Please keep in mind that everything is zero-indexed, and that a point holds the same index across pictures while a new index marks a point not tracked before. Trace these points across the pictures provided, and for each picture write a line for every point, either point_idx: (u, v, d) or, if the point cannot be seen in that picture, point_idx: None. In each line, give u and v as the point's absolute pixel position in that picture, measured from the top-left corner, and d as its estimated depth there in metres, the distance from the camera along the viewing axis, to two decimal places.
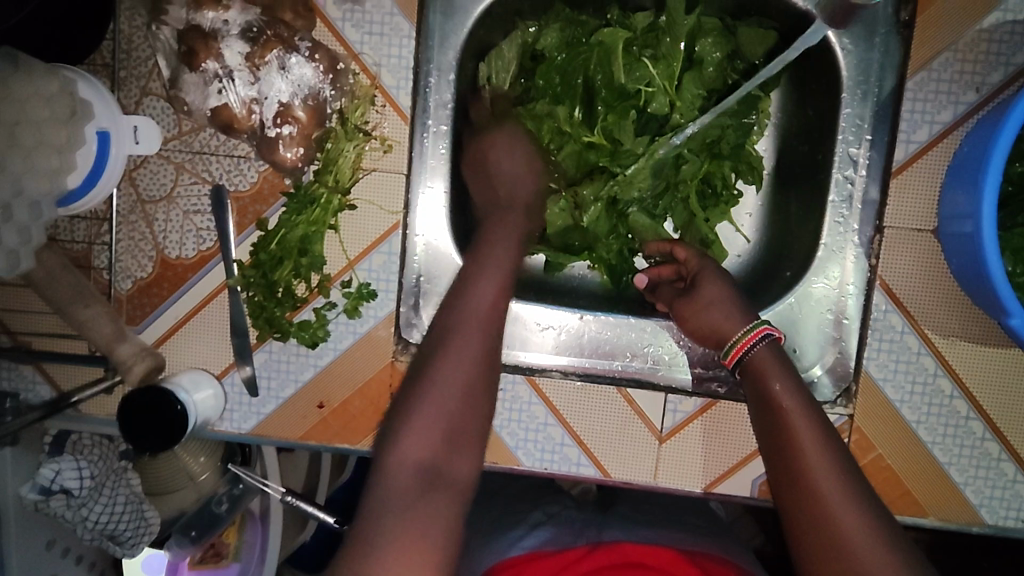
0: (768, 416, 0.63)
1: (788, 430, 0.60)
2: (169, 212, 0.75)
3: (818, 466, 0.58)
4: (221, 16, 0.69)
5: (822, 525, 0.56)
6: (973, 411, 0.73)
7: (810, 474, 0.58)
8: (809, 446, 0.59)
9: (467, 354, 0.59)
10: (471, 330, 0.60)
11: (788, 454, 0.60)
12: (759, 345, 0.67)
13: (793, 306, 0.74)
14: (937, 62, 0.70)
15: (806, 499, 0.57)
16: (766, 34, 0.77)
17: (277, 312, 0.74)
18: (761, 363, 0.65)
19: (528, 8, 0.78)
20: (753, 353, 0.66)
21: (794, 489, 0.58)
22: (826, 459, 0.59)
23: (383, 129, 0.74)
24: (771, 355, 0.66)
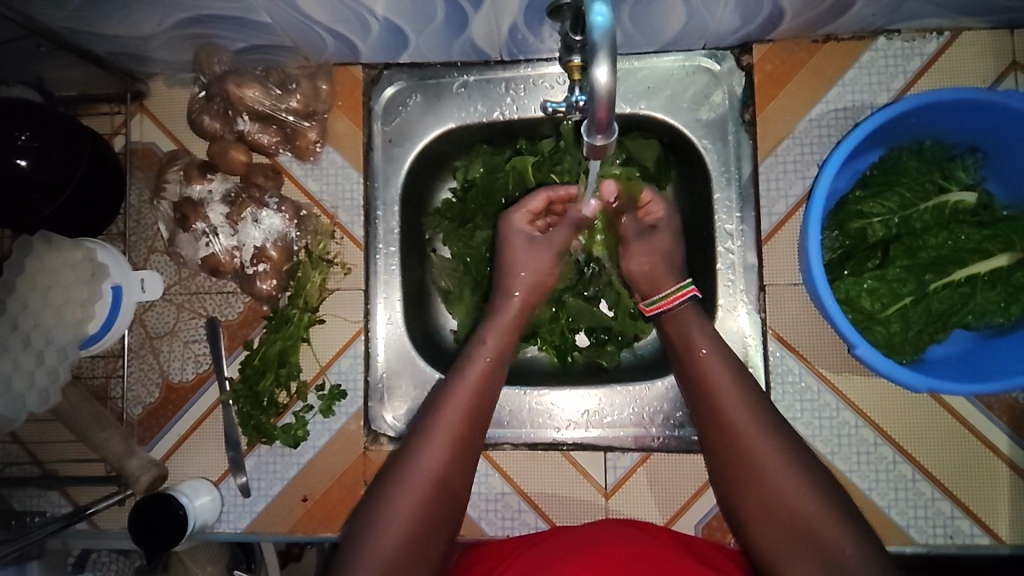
0: (707, 413, 0.73)
1: (727, 422, 0.70)
2: (172, 344, 0.90)
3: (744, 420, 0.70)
4: (206, 187, 0.87)
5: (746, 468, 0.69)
6: (879, 437, 0.81)
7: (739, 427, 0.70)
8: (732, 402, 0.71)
9: (470, 386, 0.76)
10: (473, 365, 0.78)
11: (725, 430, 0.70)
12: (681, 305, 0.81)
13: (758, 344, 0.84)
14: (781, 148, 0.86)
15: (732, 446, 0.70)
16: (648, 142, 0.91)
17: (264, 419, 0.86)
18: (680, 321, 0.79)
19: (454, 150, 0.96)
20: (673, 311, 0.80)
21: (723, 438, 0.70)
22: (749, 408, 0.71)
23: (343, 257, 0.90)
24: (692, 313, 0.79)
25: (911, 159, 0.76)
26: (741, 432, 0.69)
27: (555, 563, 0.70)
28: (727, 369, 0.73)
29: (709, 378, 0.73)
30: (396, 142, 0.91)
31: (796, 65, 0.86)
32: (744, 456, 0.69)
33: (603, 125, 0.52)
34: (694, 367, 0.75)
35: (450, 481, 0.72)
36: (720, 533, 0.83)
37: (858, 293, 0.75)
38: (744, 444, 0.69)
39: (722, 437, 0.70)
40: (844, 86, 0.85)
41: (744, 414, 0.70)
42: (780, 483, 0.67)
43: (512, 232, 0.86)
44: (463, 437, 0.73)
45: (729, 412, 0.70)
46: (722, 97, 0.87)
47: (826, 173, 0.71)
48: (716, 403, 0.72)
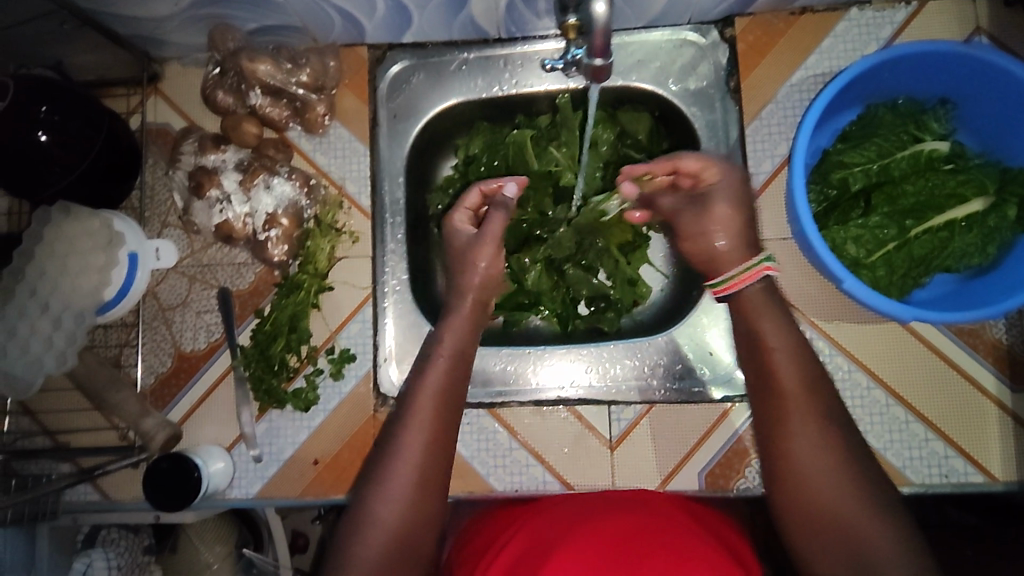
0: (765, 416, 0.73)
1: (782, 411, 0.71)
2: (184, 315, 0.93)
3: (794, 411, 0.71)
4: (220, 157, 0.90)
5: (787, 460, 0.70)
6: (871, 380, 0.84)
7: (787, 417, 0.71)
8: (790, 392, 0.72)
9: (441, 375, 0.78)
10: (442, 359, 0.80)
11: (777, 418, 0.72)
12: (757, 284, 0.79)
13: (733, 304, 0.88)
14: (765, 113, 0.91)
15: (779, 436, 0.71)
16: (639, 114, 0.97)
17: (275, 382, 0.89)
18: (749, 300, 0.79)
19: (456, 127, 1.01)
20: (750, 288, 0.79)
21: (773, 429, 0.72)
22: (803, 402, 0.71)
23: (351, 226, 0.93)
24: (762, 294, 0.79)
25: (886, 114, 0.81)
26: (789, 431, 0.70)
27: (566, 534, 0.70)
28: (791, 356, 0.74)
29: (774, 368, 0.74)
30: (400, 118, 0.95)
31: (775, 36, 0.92)
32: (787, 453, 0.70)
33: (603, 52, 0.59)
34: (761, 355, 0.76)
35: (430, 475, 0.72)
36: (723, 480, 0.85)
37: (845, 240, 0.80)
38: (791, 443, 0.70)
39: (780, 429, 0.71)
40: (822, 53, 0.91)
41: (802, 407, 0.71)
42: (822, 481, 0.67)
43: (455, 231, 0.90)
44: (436, 431, 0.74)
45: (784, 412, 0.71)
46: (709, 68, 0.93)
47: (805, 128, 0.75)
48: (781, 406, 0.72)
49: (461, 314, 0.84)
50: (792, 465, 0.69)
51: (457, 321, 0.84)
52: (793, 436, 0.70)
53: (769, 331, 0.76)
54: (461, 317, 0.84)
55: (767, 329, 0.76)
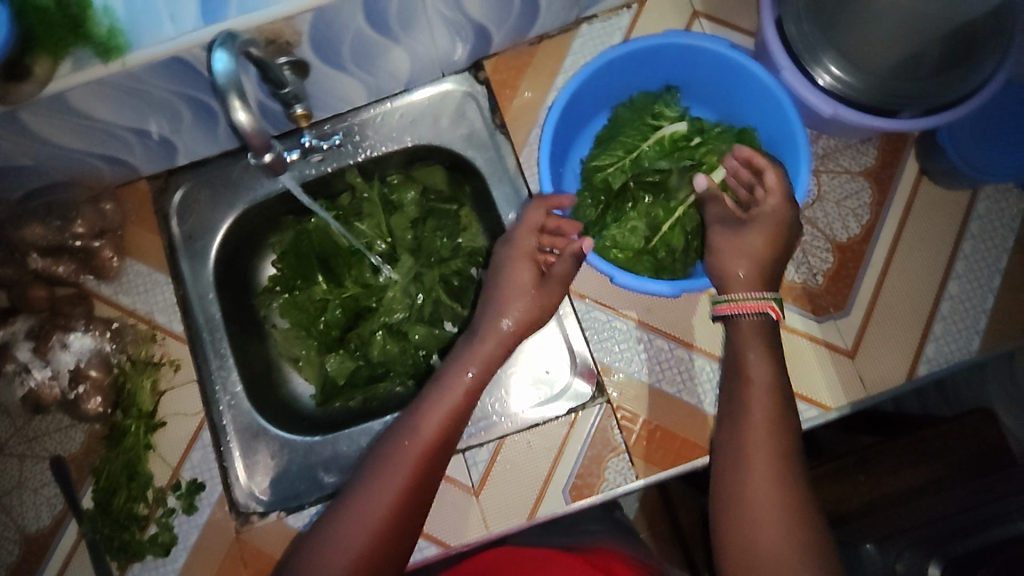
0: (730, 458, 0.71)
1: (747, 454, 0.70)
2: (21, 496, 0.89)
3: (760, 456, 0.69)
4: (8, 330, 0.87)
5: (737, 501, 0.69)
6: (693, 353, 0.87)
7: (750, 455, 0.69)
8: (759, 433, 0.70)
9: (454, 398, 0.78)
10: (455, 393, 0.78)
11: (740, 455, 0.70)
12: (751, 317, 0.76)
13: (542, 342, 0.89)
14: (532, 139, 0.97)
15: (738, 473, 0.70)
16: (432, 168, 1.01)
17: (128, 536, 0.86)
18: (744, 330, 0.76)
19: (264, 228, 1.02)
20: (749, 320, 0.76)
21: (734, 469, 0.70)
22: (771, 452, 0.69)
23: (170, 354, 0.91)
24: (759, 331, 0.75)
25: (624, 112, 0.88)
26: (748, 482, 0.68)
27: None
28: (770, 395, 0.72)
29: (749, 409, 0.72)
30: (197, 237, 0.95)
31: (522, 67, 0.98)
32: (741, 494, 0.68)
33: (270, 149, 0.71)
34: (738, 376, 0.74)
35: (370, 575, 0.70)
36: (589, 490, 0.84)
37: (623, 234, 0.84)
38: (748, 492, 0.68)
39: (743, 473, 0.69)
40: (567, 72, 0.98)
41: (767, 450, 0.69)
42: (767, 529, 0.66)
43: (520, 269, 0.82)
44: (422, 480, 0.74)
45: (751, 465, 0.69)
46: (475, 112, 0.98)
47: (546, 136, 0.82)
48: (742, 444, 0.70)
49: (455, 393, 0.78)
50: (747, 514, 0.67)
51: (486, 342, 0.81)
52: (753, 483, 0.68)
53: (772, 356, 0.74)
54: (491, 339, 0.81)
55: (749, 364, 0.74)
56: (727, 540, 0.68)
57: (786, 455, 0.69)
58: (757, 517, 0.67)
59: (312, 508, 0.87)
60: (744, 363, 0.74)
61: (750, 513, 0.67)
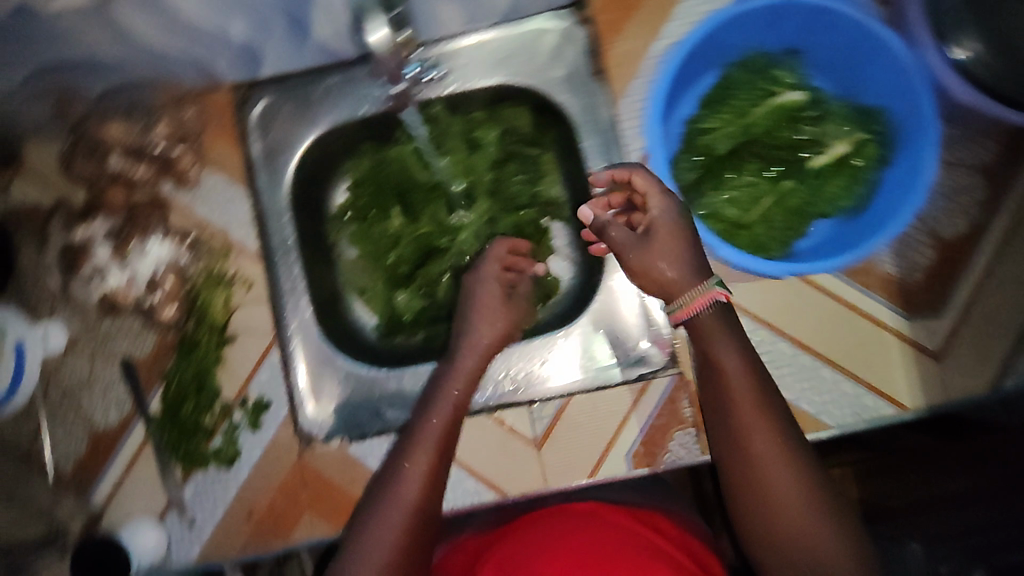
0: (736, 455, 0.70)
1: (747, 445, 0.69)
2: (91, 393, 0.90)
3: (765, 448, 0.69)
4: (88, 230, 0.88)
5: (755, 498, 0.69)
6: (777, 335, 0.85)
7: (751, 447, 0.69)
8: (748, 416, 0.69)
9: (452, 396, 0.79)
10: (455, 385, 0.80)
11: (738, 446, 0.70)
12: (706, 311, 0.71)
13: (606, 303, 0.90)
14: (631, 89, 0.90)
15: (748, 471, 0.69)
16: (519, 108, 0.97)
17: (194, 444, 0.88)
18: (703, 327, 0.71)
19: (338, 153, 0.99)
20: (701, 317, 0.71)
21: (741, 465, 0.70)
22: (772, 436, 0.69)
23: (243, 272, 0.91)
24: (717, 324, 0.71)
25: (738, 74, 0.82)
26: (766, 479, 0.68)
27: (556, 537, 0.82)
28: (743, 360, 0.70)
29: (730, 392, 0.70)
30: (274, 154, 0.93)
31: (630, 9, 0.90)
32: (759, 493, 0.69)
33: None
34: (710, 364, 0.71)
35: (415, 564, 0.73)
36: (650, 458, 0.85)
37: (722, 204, 0.81)
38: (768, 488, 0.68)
39: (751, 468, 0.69)
40: (683, 17, 0.89)
41: (766, 433, 0.68)
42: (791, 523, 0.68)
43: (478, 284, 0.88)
44: (435, 480, 0.75)
45: (759, 455, 0.68)
46: (573, 53, 0.92)
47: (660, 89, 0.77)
48: (740, 434, 0.70)
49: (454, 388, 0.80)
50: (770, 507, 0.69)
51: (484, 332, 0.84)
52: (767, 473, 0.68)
53: (738, 332, 0.72)
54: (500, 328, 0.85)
55: (723, 356, 0.70)
56: (759, 536, 0.70)
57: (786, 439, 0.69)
58: (781, 517, 0.68)
59: (374, 440, 0.88)
60: (714, 353, 0.71)
61: (774, 511, 0.68)
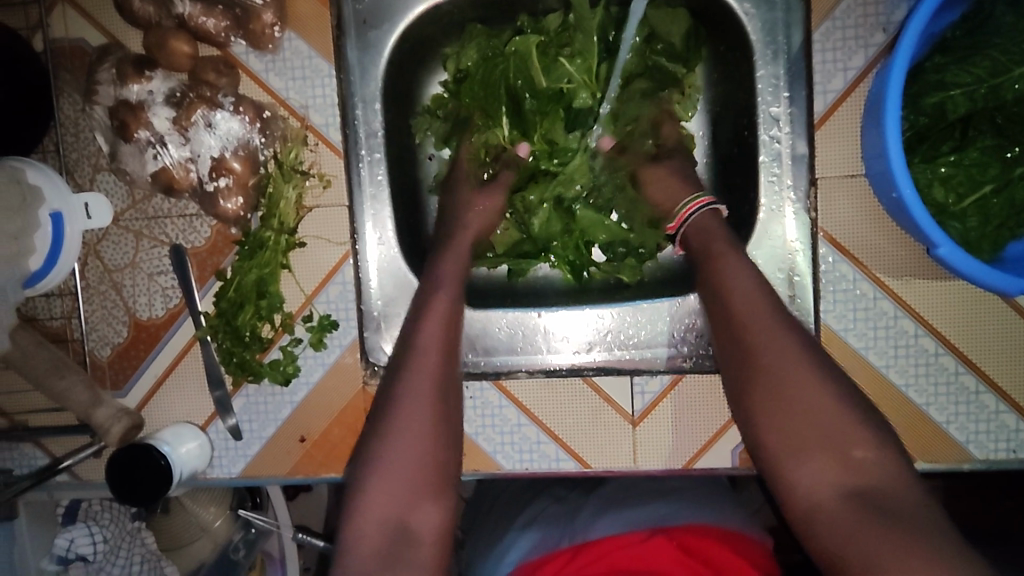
0: (738, 361, 0.62)
1: (748, 346, 0.61)
2: (135, 277, 0.79)
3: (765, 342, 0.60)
4: (145, 87, 0.73)
5: (766, 401, 0.60)
6: (940, 346, 0.72)
7: (755, 346, 0.61)
8: (747, 313, 0.62)
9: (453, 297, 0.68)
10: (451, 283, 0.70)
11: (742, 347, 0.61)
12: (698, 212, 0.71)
13: None
14: (840, 9, 0.71)
15: (752, 372, 0.61)
16: (674, 12, 0.76)
17: (247, 355, 0.77)
18: (701, 226, 0.70)
19: (444, 34, 0.80)
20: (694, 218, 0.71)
21: (742, 365, 0.62)
22: (779, 331, 0.60)
23: (320, 167, 0.77)
24: (712, 221, 0.70)
25: (1006, 14, 0.62)
26: (780, 372, 0.59)
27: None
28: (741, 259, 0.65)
29: (727, 288, 0.63)
30: (372, 24, 0.74)
31: None
32: (767, 394, 0.59)
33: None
34: (709, 268, 0.65)
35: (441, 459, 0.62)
36: None
37: (930, 182, 0.65)
38: (784, 396, 0.59)
39: (753, 362, 0.60)
40: None
41: (767, 326, 0.61)
42: (810, 420, 0.58)
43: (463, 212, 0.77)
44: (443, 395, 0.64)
45: (762, 347, 0.60)
46: None
47: (913, 26, 0.58)
48: (743, 338, 0.61)
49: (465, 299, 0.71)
50: (792, 429, 0.58)
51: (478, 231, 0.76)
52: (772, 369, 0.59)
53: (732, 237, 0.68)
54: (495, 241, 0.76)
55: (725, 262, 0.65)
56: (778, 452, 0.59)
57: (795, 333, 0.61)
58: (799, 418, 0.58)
59: None
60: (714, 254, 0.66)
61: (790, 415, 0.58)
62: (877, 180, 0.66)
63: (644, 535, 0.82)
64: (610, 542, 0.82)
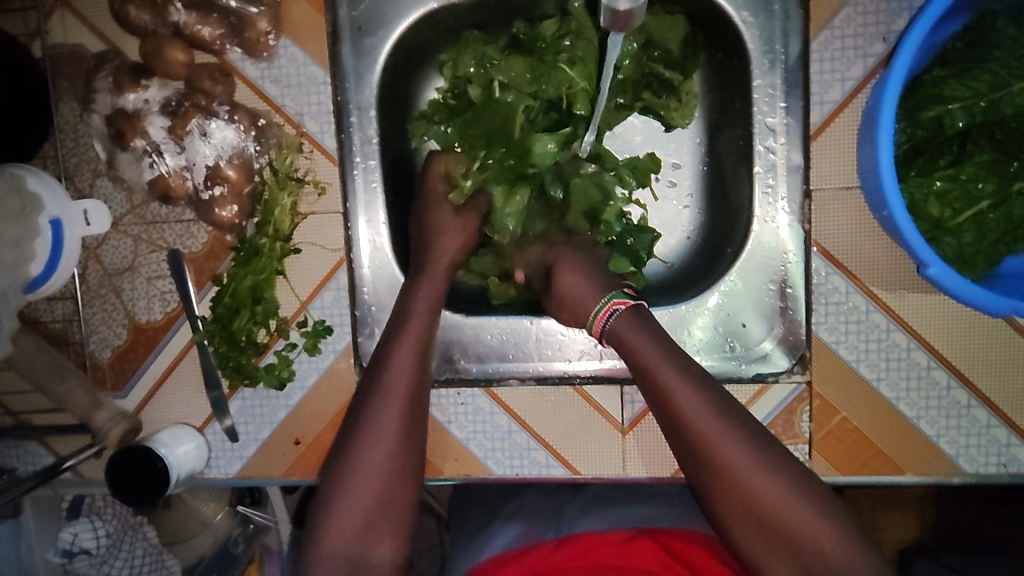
0: (684, 449, 0.60)
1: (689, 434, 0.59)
2: (134, 281, 0.80)
3: (708, 430, 0.58)
4: (141, 96, 0.74)
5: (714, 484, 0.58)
6: (932, 360, 0.71)
7: (697, 436, 0.58)
8: (680, 400, 0.59)
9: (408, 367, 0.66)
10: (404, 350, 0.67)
11: (683, 438, 0.59)
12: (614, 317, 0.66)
13: (737, 285, 0.74)
14: (840, 18, 0.70)
15: (695, 459, 0.59)
16: (674, 19, 0.75)
17: (243, 359, 0.78)
18: (619, 331, 0.65)
19: (440, 40, 0.80)
20: (613, 322, 0.66)
21: (686, 452, 0.60)
22: (710, 417, 0.58)
23: (315, 173, 0.77)
24: (631, 324, 0.65)
25: (1008, 27, 0.61)
26: (718, 461, 0.57)
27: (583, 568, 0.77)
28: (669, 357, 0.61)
29: (656, 380, 0.60)
30: (367, 30, 0.74)
31: None
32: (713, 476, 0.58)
33: (623, 25, 0.59)
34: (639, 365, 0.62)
35: (392, 494, 0.62)
36: None
37: (926, 197, 0.64)
38: (732, 483, 0.57)
39: (698, 451, 0.58)
40: None
41: (701, 416, 0.58)
42: (756, 498, 0.57)
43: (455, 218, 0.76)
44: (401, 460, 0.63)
45: (703, 437, 0.58)
46: None
47: (912, 40, 0.57)
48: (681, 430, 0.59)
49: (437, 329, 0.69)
50: (741, 507, 0.57)
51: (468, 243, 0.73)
52: (721, 453, 0.58)
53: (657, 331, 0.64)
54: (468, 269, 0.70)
55: (651, 359, 0.61)
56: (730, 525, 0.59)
57: (727, 414, 0.59)
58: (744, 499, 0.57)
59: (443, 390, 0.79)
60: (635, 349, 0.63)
61: (739, 497, 0.57)
62: (869, 194, 0.65)
63: (627, 535, 0.83)
64: (594, 537, 0.83)
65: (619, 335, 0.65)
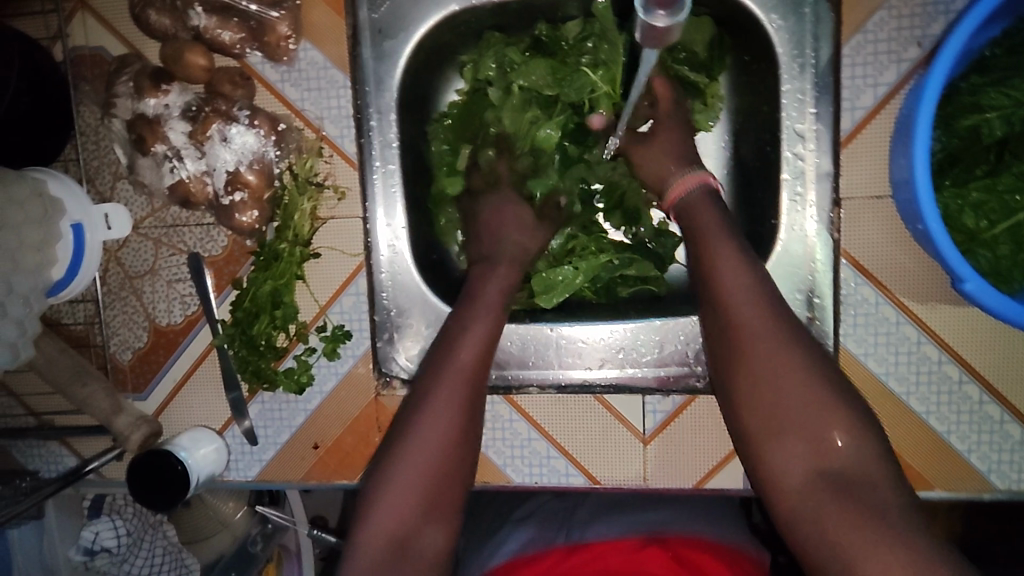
0: (728, 367, 0.58)
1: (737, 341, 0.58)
2: (154, 284, 0.80)
3: (750, 323, 0.57)
4: (161, 101, 0.74)
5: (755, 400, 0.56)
6: (965, 374, 0.70)
7: (739, 329, 0.58)
8: (729, 293, 0.59)
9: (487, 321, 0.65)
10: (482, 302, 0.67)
11: (732, 345, 0.58)
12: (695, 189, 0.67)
13: None
14: (873, 22, 0.68)
15: (738, 362, 0.57)
16: (700, 20, 0.73)
17: (262, 363, 0.77)
18: (693, 205, 0.66)
19: (460, 43, 0.78)
20: (687, 196, 0.67)
21: (728, 350, 0.58)
22: (767, 325, 0.57)
23: (335, 178, 0.77)
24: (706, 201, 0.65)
25: None
26: (769, 369, 0.56)
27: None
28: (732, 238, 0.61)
29: (712, 268, 0.60)
30: (387, 34, 0.73)
31: None
32: (766, 402, 0.56)
33: (658, 42, 0.57)
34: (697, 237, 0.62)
35: (460, 445, 0.60)
36: None
37: (960, 207, 0.63)
38: (783, 404, 0.55)
39: (744, 362, 0.57)
40: None
41: (752, 312, 0.58)
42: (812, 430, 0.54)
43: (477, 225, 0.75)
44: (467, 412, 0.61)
45: (743, 319, 0.57)
46: None
47: (951, 47, 0.55)
48: (736, 345, 0.58)
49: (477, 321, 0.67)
50: (787, 437, 0.55)
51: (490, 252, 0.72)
52: (764, 369, 0.56)
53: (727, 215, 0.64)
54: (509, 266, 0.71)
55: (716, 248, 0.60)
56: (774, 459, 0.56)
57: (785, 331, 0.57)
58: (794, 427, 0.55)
59: None
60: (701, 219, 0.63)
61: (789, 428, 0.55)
62: (902, 205, 0.63)
63: (637, 544, 0.83)
64: (603, 546, 0.82)
65: (689, 199, 0.66)
